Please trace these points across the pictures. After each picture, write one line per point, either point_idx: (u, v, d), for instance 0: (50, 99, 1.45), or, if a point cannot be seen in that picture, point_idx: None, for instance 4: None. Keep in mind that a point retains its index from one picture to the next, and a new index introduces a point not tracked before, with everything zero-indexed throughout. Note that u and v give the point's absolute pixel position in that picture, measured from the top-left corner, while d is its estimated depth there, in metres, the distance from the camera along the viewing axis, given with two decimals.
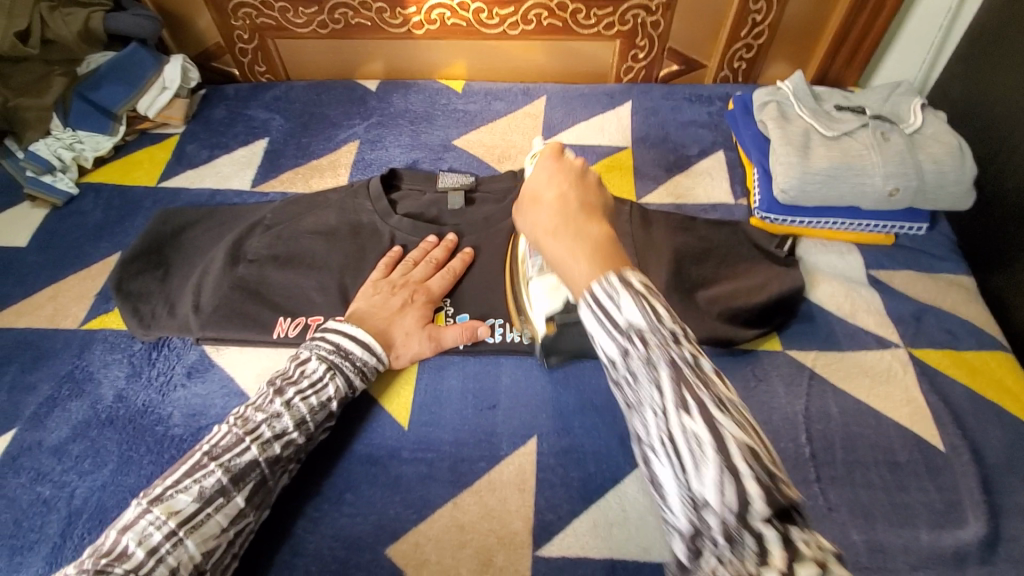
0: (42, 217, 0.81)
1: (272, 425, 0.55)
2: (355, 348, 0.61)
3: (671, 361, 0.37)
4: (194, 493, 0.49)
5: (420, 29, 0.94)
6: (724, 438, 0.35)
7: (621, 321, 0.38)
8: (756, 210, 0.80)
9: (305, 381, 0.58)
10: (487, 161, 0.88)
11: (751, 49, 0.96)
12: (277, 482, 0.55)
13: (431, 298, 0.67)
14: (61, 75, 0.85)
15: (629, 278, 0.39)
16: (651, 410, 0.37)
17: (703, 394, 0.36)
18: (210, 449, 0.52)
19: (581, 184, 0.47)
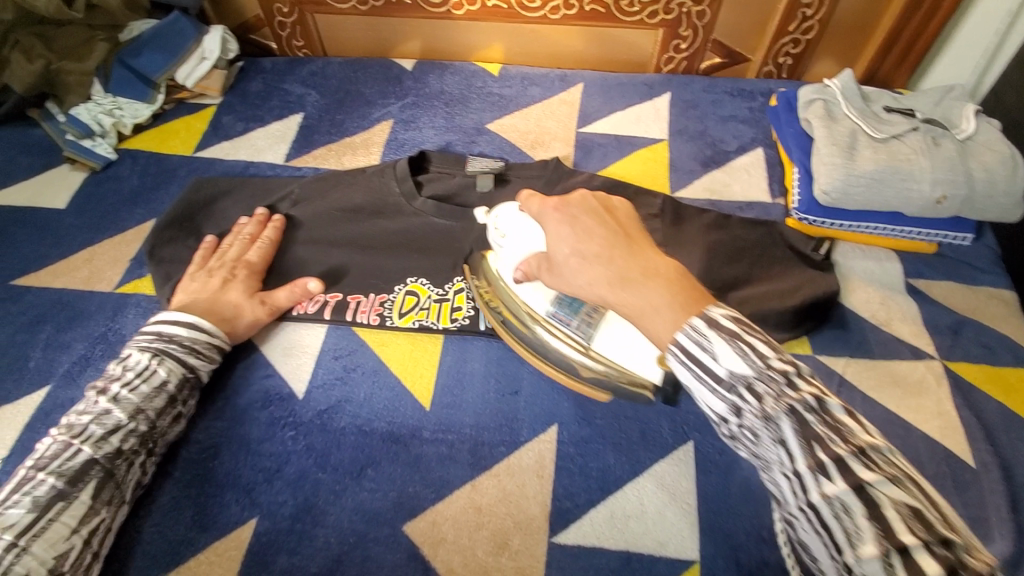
0: (80, 179, 0.83)
1: (103, 422, 0.54)
2: (177, 330, 0.60)
3: (792, 410, 0.38)
4: (26, 504, 0.48)
5: (460, 10, 0.93)
6: (876, 504, 0.34)
7: (722, 371, 0.41)
8: (794, 211, 0.78)
9: (129, 374, 0.57)
10: (520, 146, 0.87)
11: (798, 44, 0.93)
12: (128, 475, 0.54)
13: (251, 269, 0.69)
14: (103, 41, 0.87)
15: (719, 322, 0.43)
16: (781, 472, 0.39)
17: (837, 447, 0.37)
18: (37, 461, 0.51)
19: (589, 216, 0.53)
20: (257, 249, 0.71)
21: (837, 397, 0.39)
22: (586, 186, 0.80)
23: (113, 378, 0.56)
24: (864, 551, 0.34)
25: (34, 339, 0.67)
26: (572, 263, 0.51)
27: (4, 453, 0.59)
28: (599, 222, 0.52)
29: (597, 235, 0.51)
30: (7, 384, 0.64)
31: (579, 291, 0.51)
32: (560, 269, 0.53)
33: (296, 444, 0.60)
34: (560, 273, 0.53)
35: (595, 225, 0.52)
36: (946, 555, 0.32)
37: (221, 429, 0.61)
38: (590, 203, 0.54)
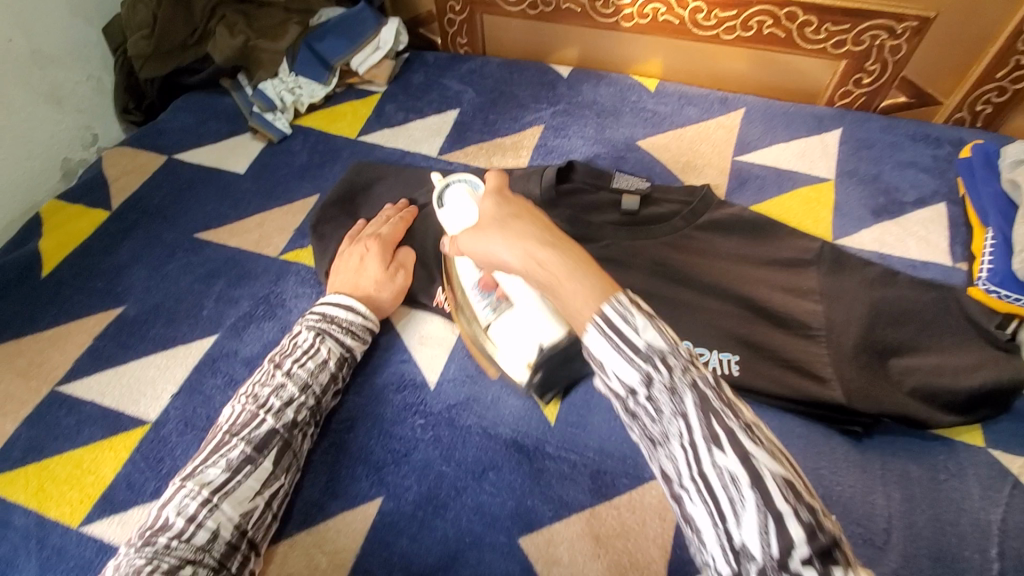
0: (258, 149, 0.91)
1: (279, 395, 0.58)
2: (339, 312, 0.65)
3: (694, 386, 0.39)
4: (222, 465, 0.53)
5: (629, 22, 0.92)
6: (759, 474, 0.36)
7: (638, 342, 0.39)
8: (982, 280, 0.69)
9: (298, 351, 0.61)
10: (671, 168, 0.85)
11: (1004, 92, 0.82)
12: (301, 445, 0.59)
13: (387, 244, 0.71)
14: (296, 24, 0.94)
15: (639, 299, 0.41)
16: (679, 445, 0.39)
17: (730, 422, 0.38)
18: (230, 426, 0.56)
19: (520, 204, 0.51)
20: (393, 226, 0.73)
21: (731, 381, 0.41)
22: (738, 219, 0.75)
23: (287, 354, 0.61)
24: (749, 522, 0.36)
25: (209, 290, 0.74)
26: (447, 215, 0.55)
27: (176, 389, 0.66)
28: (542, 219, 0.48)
29: (504, 216, 0.49)
30: (184, 327, 0.71)
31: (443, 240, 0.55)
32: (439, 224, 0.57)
33: (425, 433, 0.62)
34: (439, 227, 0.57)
35: (523, 212, 0.49)
36: (808, 521, 0.35)
37: (359, 405, 0.65)
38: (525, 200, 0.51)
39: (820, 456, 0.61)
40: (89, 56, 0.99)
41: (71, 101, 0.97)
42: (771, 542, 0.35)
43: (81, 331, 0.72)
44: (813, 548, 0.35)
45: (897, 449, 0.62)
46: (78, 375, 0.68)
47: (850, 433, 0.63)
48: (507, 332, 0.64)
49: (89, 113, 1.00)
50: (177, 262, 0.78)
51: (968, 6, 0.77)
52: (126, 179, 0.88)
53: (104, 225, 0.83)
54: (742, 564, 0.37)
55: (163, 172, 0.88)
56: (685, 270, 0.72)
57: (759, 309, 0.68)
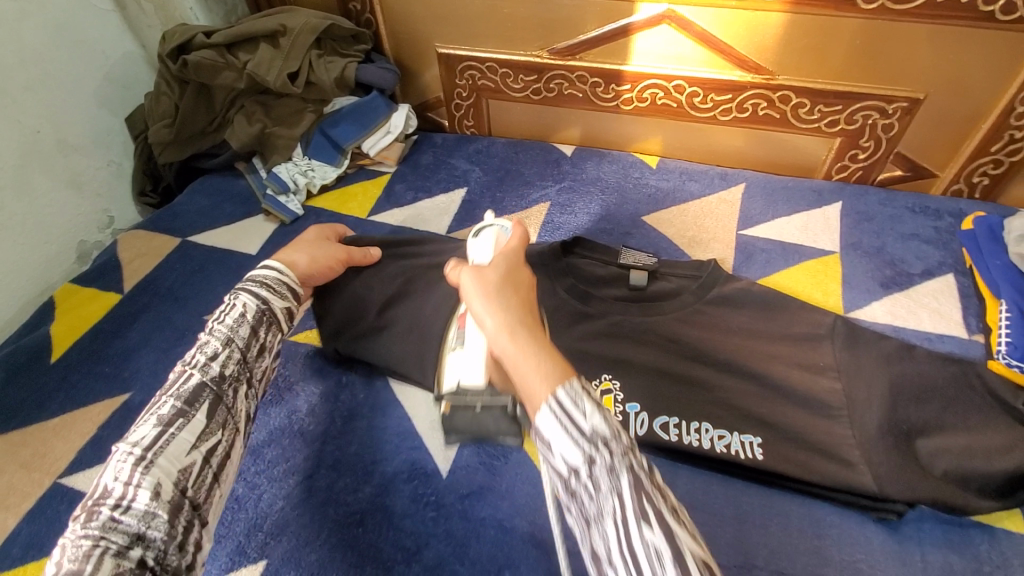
0: (271, 230, 0.93)
1: (203, 351, 0.58)
2: (252, 272, 0.67)
3: (630, 469, 0.41)
4: (152, 422, 0.52)
5: (629, 105, 0.95)
6: (680, 550, 0.38)
7: (586, 427, 0.42)
8: (1001, 354, 0.68)
9: (219, 312, 0.62)
10: (677, 243, 0.86)
11: (999, 165, 0.84)
12: (235, 401, 0.58)
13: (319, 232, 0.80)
14: (311, 112, 0.97)
15: (586, 388, 0.44)
16: (612, 524, 0.40)
17: (658, 505, 0.40)
18: (163, 391, 0.56)
19: (526, 277, 0.55)
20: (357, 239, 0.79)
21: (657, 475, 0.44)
22: (747, 293, 0.75)
23: (210, 318, 0.62)
24: None
25: None
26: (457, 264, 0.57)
27: None
28: (530, 292, 0.54)
29: (499, 276, 0.53)
30: None
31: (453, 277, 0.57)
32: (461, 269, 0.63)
33: (436, 527, 0.60)
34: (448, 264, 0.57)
35: (514, 284, 0.53)
36: None
37: (368, 495, 0.62)
38: (529, 271, 0.57)
39: (854, 546, 0.58)
40: (111, 143, 1.03)
41: (91, 186, 1.00)
42: None
43: (86, 419, 0.71)
44: None
45: (935, 539, 0.59)
46: (79, 466, 0.66)
47: (885, 521, 0.60)
48: (454, 361, 0.63)
49: (107, 197, 1.04)
50: (186, 346, 0.77)
51: (958, 87, 0.79)
52: (139, 262, 0.89)
53: (116, 307, 0.83)
54: None
55: (177, 254, 0.90)
56: (698, 347, 0.71)
57: (777, 388, 0.67)
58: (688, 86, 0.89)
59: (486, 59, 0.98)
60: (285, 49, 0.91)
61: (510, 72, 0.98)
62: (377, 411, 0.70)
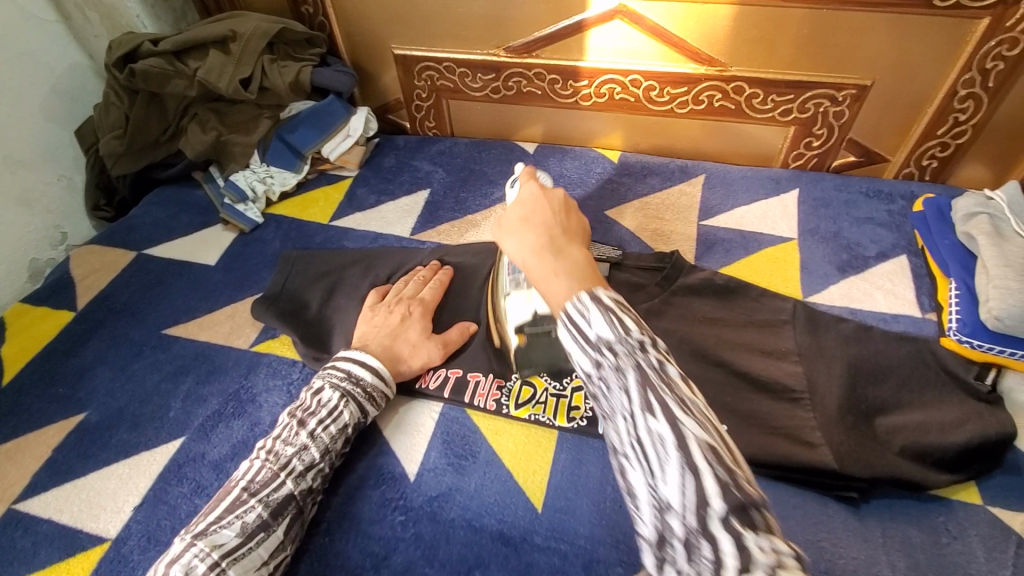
0: (230, 239, 0.91)
1: (300, 457, 0.58)
2: (366, 372, 0.63)
3: (638, 368, 0.41)
4: (237, 528, 0.52)
5: (587, 101, 0.96)
6: (685, 439, 0.38)
7: (591, 335, 0.43)
8: (953, 330, 0.68)
9: (322, 412, 0.61)
10: (640, 236, 0.86)
11: (946, 147, 0.87)
12: (309, 512, 0.59)
13: (428, 308, 0.72)
14: (267, 118, 0.96)
15: (601, 295, 0.44)
16: (622, 418, 0.42)
17: (668, 397, 0.40)
18: (246, 483, 0.56)
19: (552, 215, 0.53)
20: (433, 288, 0.74)
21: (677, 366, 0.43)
22: (709, 283, 0.76)
23: (310, 412, 0.60)
24: (673, 478, 0.38)
25: (176, 390, 0.72)
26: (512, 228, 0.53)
27: (139, 500, 0.62)
28: (577, 221, 0.55)
29: (523, 223, 0.53)
30: (149, 432, 0.68)
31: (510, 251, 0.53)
32: (501, 235, 0.54)
33: (404, 531, 0.59)
34: (499, 235, 0.54)
35: (535, 214, 0.53)
36: (723, 479, 0.37)
37: (335, 504, 0.62)
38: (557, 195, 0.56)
39: (818, 525, 0.59)
40: (61, 157, 1.00)
41: (41, 202, 0.97)
42: (688, 495, 0.37)
43: (40, 442, 0.68)
44: (726, 505, 0.36)
45: (895, 513, 0.60)
46: (35, 491, 0.64)
47: (847, 500, 0.61)
48: (516, 300, 0.65)
49: (59, 213, 1.00)
50: (143, 361, 0.75)
51: (902, 71, 0.81)
52: (93, 278, 0.86)
53: (70, 326, 0.81)
54: (665, 519, 0.39)
55: (133, 268, 0.87)
56: (663, 338, 0.71)
57: (741, 375, 0.68)
58: (644, 80, 0.90)
59: (443, 59, 0.97)
60: (236, 54, 0.89)
61: (468, 71, 0.98)
62: None
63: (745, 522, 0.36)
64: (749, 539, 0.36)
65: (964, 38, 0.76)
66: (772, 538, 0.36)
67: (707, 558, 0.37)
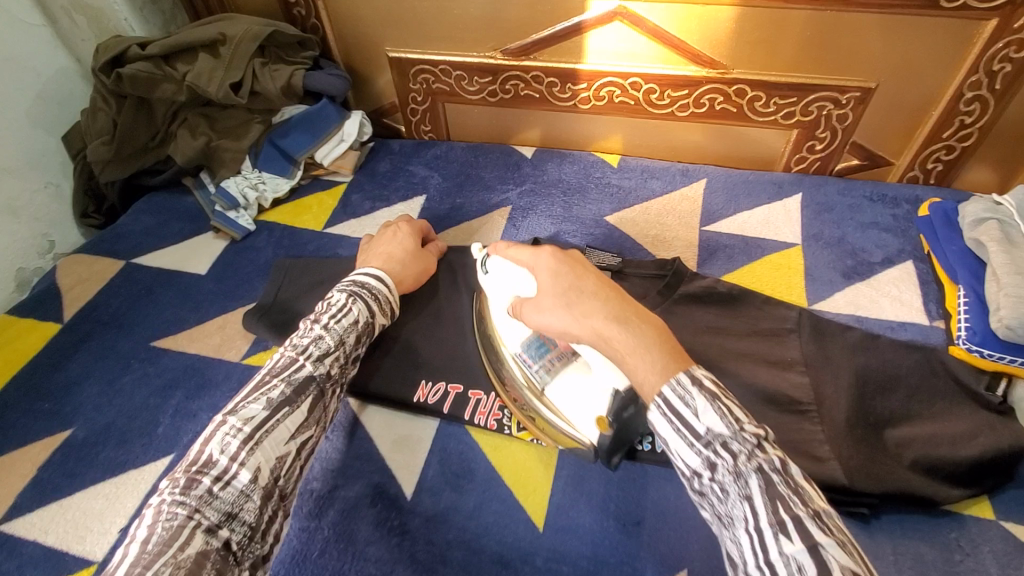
0: (221, 247, 0.89)
1: (318, 343, 0.59)
2: (371, 280, 0.67)
3: (760, 470, 0.40)
4: (264, 402, 0.52)
5: (586, 104, 0.94)
6: (827, 565, 0.36)
7: (700, 428, 0.42)
8: (963, 339, 0.67)
9: (334, 308, 0.62)
10: (641, 243, 0.84)
11: (952, 150, 0.85)
12: (330, 402, 0.59)
13: (417, 233, 0.77)
14: (259, 123, 0.93)
15: (699, 377, 0.44)
16: (744, 528, 0.41)
17: (795, 508, 0.39)
18: (267, 370, 0.56)
19: (588, 268, 0.52)
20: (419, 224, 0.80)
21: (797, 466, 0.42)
22: (712, 292, 0.74)
23: (322, 310, 0.62)
24: None
25: (166, 405, 0.70)
26: (560, 295, 0.51)
27: (127, 520, 0.60)
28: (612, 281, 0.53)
29: (568, 282, 0.51)
30: (138, 448, 0.66)
31: (566, 322, 0.50)
32: (543, 309, 0.52)
33: (401, 553, 0.57)
34: (544, 313, 0.52)
35: (579, 281, 0.50)
36: None
37: (329, 524, 0.60)
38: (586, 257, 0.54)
39: None
40: (48, 164, 0.97)
41: (27, 209, 0.95)
42: None
43: (25, 460, 0.66)
44: None
45: (906, 530, 0.58)
46: (19, 511, 0.62)
47: (857, 515, 0.59)
48: (584, 391, 0.58)
49: (46, 220, 0.98)
50: (132, 374, 0.73)
51: (907, 73, 0.79)
52: (80, 288, 0.84)
53: (56, 338, 0.78)
54: None
55: (122, 278, 0.85)
56: None
57: (747, 387, 0.66)
58: (644, 83, 0.88)
59: (439, 62, 0.95)
60: (226, 57, 0.87)
61: (464, 74, 0.96)
62: (339, 433, 0.67)
63: None
64: None
65: (971, 39, 0.74)
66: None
67: None
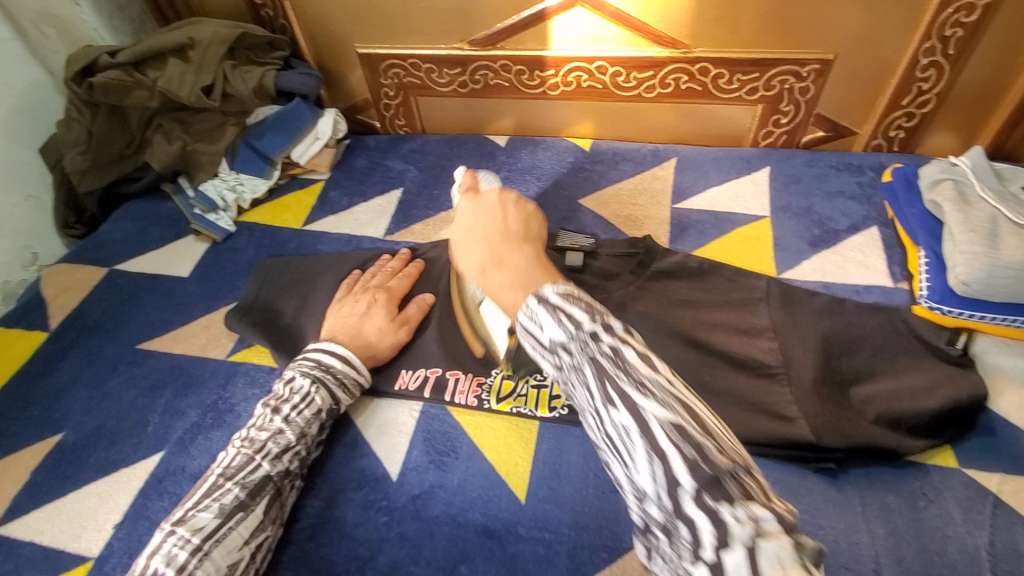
0: (202, 249, 0.90)
1: (276, 440, 0.59)
2: (336, 361, 0.64)
3: (591, 359, 0.40)
4: (215, 510, 0.52)
5: (555, 90, 0.95)
6: (646, 426, 0.37)
7: (545, 338, 0.43)
8: (924, 298, 0.69)
9: (296, 398, 0.61)
10: (614, 223, 0.86)
11: (912, 117, 0.87)
12: (288, 495, 0.59)
13: (394, 297, 0.74)
14: (233, 125, 0.95)
15: (546, 293, 0.43)
16: (591, 411, 0.42)
17: (622, 383, 0.38)
18: (222, 470, 0.56)
19: (507, 217, 0.55)
20: (400, 279, 0.76)
21: (636, 342, 0.40)
22: (684, 267, 0.76)
23: (283, 400, 0.61)
24: (644, 467, 0.38)
25: (154, 404, 0.71)
26: (470, 235, 0.54)
27: (120, 517, 0.62)
28: (525, 213, 0.56)
29: (473, 229, 0.54)
30: (128, 448, 0.67)
31: (468, 262, 0.52)
32: (455, 249, 0.55)
33: (389, 531, 0.59)
34: (454, 254, 0.55)
35: (478, 221, 0.54)
36: (692, 458, 0.35)
37: (318, 508, 0.61)
38: (504, 196, 0.57)
39: (799, 499, 0.60)
40: (27, 176, 0.98)
41: (8, 222, 0.95)
42: (661, 481, 0.37)
43: (17, 466, 0.68)
44: (696, 481, 0.35)
45: (873, 482, 0.61)
46: (14, 515, 0.64)
47: (826, 471, 0.62)
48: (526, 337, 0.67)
49: (28, 233, 0.99)
50: (120, 377, 0.75)
51: (863, 43, 0.82)
52: (64, 297, 0.85)
53: (43, 346, 0.80)
54: (646, 502, 0.39)
55: (105, 285, 0.86)
56: (641, 323, 0.72)
57: (718, 355, 0.68)
58: (609, 66, 0.90)
59: (408, 56, 0.96)
60: (196, 62, 0.88)
61: (434, 67, 0.97)
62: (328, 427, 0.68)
63: (718, 495, 0.34)
64: (724, 513, 0.34)
65: (922, 7, 0.76)
66: (749, 504, 0.34)
67: (686, 536, 0.36)
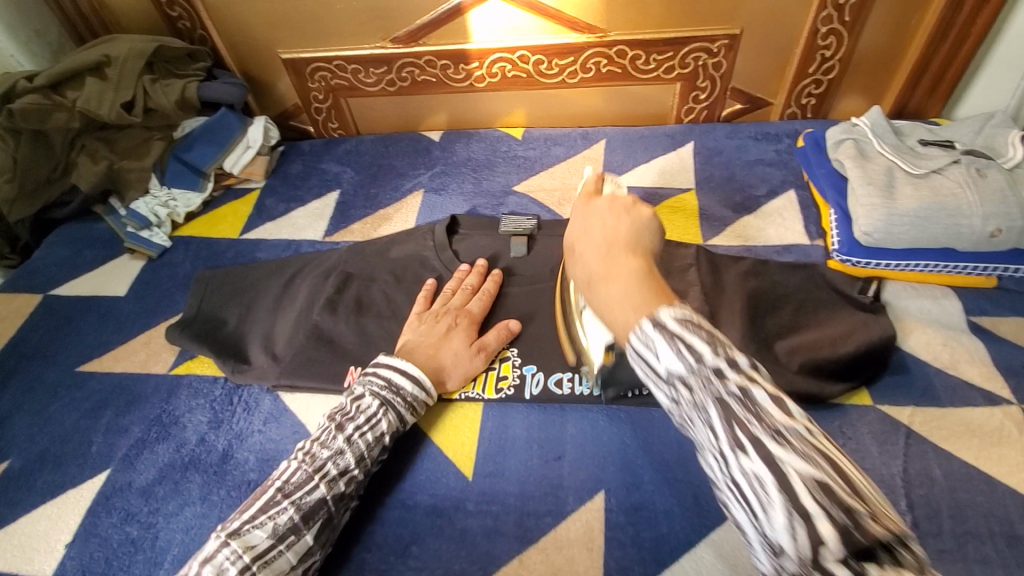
0: (138, 267, 0.89)
1: (337, 461, 0.56)
2: (407, 382, 0.61)
3: (717, 399, 0.36)
4: (269, 529, 0.51)
5: (482, 82, 0.97)
6: (785, 478, 0.32)
7: (661, 367, 0.39)
8: (835, 252, 0.74)
9: (361, 417, 0.59)
10: (548, 205, 0.89)
11: (820, 84, 0.92)
12: (341, 518, 0.57)
13: (475, 321, 0.69)
14: (159, 140, 0.94)
15: (664, 319, 0.39)
16: (712, 454, 0.37)
17: (756, 429, 0.34)
18: (283, 485, 0.54)
19: (625, 226, 0.51)
20: (479, 299, 0.70)
21: (768, 384, 0.36)
22: None
23: (348, 417, 0.59)
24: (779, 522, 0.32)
25: (96, 424, 0.70)
26: (591, 246, 0.51)
27: (71, 537, 0.61)
28: (637, 220, 0.52)
29: (585, 241, 0.52)
30: (73, 469, 0.66)
31: (586, 276, 0.50)
32: (572, 257, 0.54)
33: None
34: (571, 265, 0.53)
35: (596, 227, 0.52)
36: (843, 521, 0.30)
37: None
38: (617, 203, 0.54)
39: None
40: None
41: None
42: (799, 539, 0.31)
43: None
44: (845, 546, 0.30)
45: None
46: None
47: None
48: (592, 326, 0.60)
49: None
50: (61, 401, 0.73)
51: (765, 17, 0.86)
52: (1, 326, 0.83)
53: None
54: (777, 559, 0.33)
55: (41, 311, 0.85)
56: None
57: None
58: (531, 55, 0.92)
59: (332, 58, 0.97)
60: (114, 79, 0.87)
61: (360, 67, 0.98)
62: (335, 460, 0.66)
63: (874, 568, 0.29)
64: None
65: None
66: None
67: None
